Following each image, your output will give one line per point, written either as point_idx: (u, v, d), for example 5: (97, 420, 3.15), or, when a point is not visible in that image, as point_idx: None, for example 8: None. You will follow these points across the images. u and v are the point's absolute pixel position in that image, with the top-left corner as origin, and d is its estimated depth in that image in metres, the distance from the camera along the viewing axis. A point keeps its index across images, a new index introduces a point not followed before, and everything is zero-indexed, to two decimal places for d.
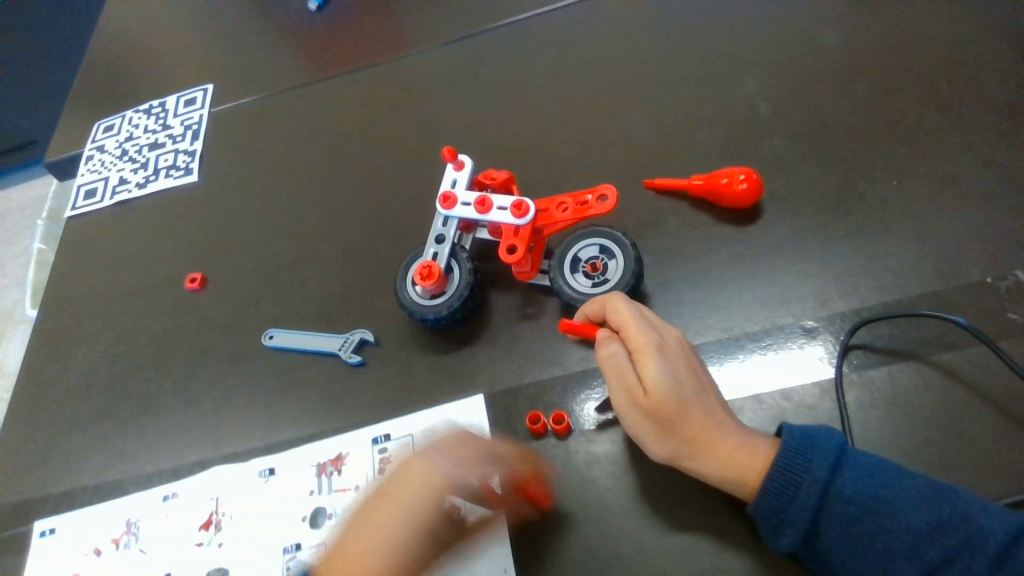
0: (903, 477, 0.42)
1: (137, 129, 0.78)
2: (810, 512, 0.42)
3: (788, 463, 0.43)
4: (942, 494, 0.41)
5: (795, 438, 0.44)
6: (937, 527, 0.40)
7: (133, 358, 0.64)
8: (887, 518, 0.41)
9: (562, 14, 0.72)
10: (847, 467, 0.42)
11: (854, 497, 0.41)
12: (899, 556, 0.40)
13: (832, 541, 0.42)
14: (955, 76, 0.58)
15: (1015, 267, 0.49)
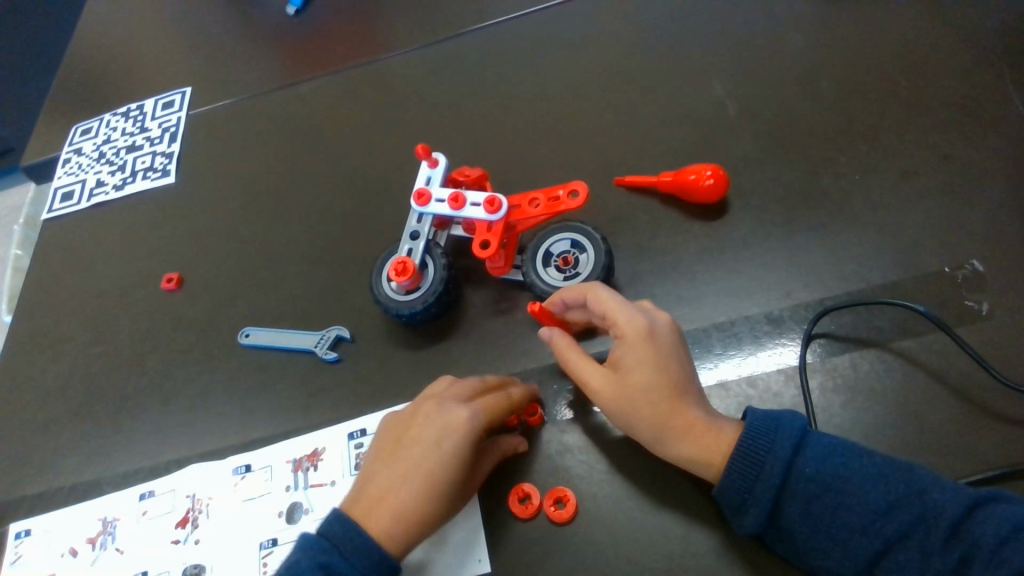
0: (863, 456, 0.42)
1: (115, 132, 0.84)
2: (773, 491, 0.42)
3: (752, 444, 0.43)
4: (901, 472, 0.41)
5: (759, 418, 0.44)
6: (897, 502, 0.40)
7: (113, 357, 0.66)
8: (848, 496, 0.41)
9: (538, 27, 0.78)
10: (810, 447, 0.43)
11: (816, 475, 0.42)
12: (860, 533, 0.40)
13: (793, 520, 0.42)
14: (900, 80, 0.63)
15: (970, 258, 0.53)
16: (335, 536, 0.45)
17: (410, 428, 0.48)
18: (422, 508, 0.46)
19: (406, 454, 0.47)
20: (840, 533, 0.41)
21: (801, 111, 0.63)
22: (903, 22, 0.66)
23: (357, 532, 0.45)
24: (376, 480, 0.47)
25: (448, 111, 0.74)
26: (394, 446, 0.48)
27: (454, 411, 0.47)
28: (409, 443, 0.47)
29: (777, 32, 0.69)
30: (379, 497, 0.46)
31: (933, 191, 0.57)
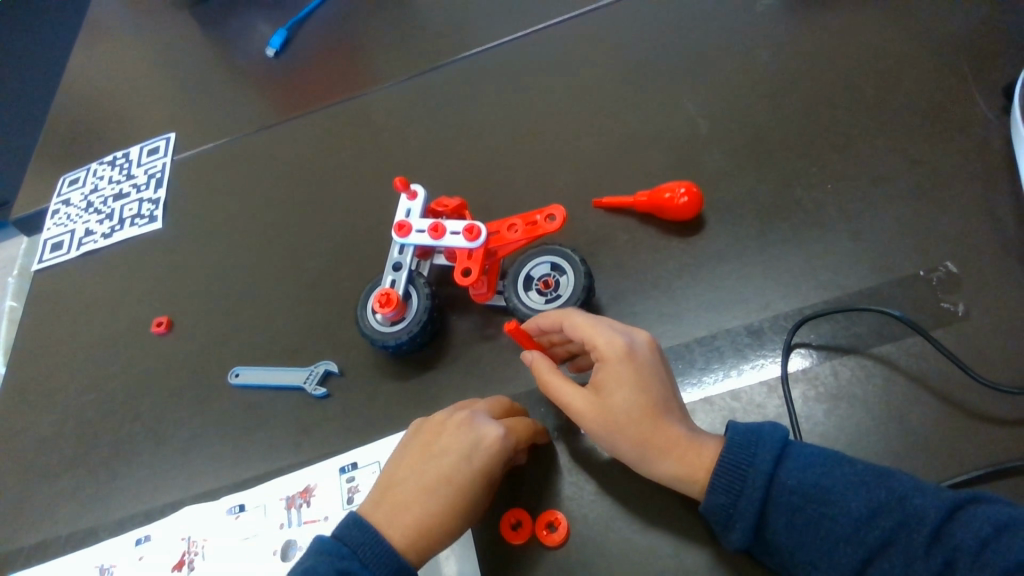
0: (847, 466, 0.42)
1: (102, 181, 0.85)
2: (756, 504, 0.42)
3: (732, 459, 0.43)
4: (885, 480, 0.40)
5: (739, 432, 0.44)
6: (878, 510, 0.39)
7: (105, 404, 0.67)
8: (830, 505, 0.40)
9: (513, 55, 0.79)
10: (792, 459, 0.43)
11: (797, 487, 0.41)
12: (844, 543, 0.40)
13: (780, 533, 0.42)
14: (868, 88, 0.64)
15: (944, 259, 0.54)
16: (354, 544, 0.43)
17: (437, 438, 0.47)
18: (445, 519, 0.44)
19: (434, 463, 0.46)
20: (825, 543, 0.40)
21: (772, 124, 0.64)
22: (866, 33, 0.67)
23: (381, 542, 0.42)
24: (401, 487, 0.45)
25: (427, 143, 0.75)
26: (420, 457, 0.47)
27: (485, 425, 0.47)
28: (439, 450, 0.46)
29: (744, 49, 0.71)
30: (403, 504, 0.44)
31: (905, 196, 0.57)
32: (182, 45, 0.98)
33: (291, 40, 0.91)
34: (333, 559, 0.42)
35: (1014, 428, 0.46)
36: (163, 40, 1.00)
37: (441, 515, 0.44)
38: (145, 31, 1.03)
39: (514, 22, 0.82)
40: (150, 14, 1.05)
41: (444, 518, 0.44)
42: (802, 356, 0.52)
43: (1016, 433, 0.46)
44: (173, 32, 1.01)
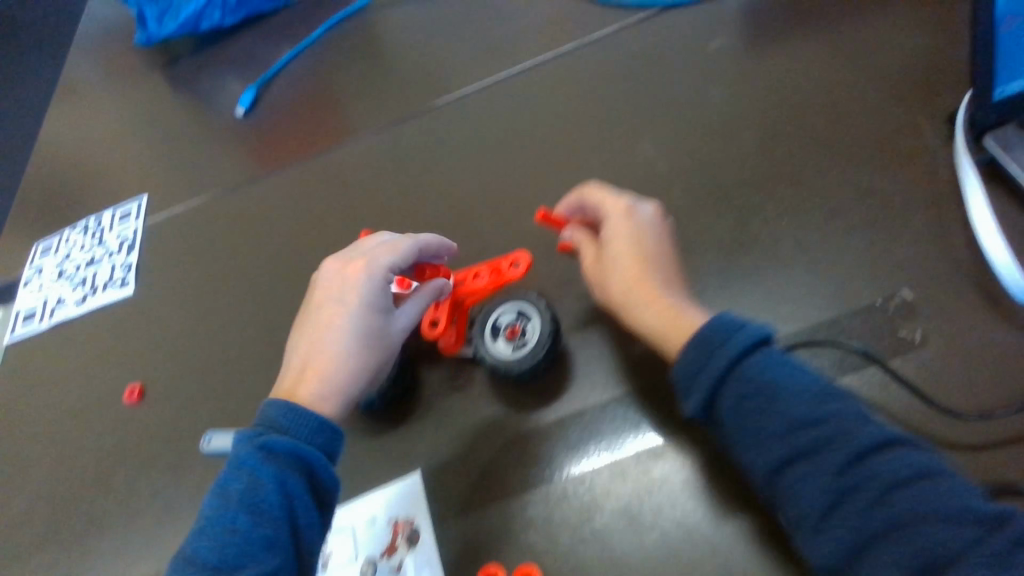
0: (830, 396, 0.44)
1: (75, 249, 0.85)
2: (716, 377, 0.46)
3: (707, 337, 0.48)
4: (866, 425, 0.43)
5: (725, 319, 0.48)
6: (854, 458, 0.41)
7: (81, 476, 0.67)
8: (810, 434, 0.43)
9: (476, 104, 0.81)
10: (766, 357, 0.46)
11: (753, 376, 0.45)
12: (817, 477, 0.41)
13: (726, 407, 0.46)
14: (820, 123, 0.65)
15: (901, 287, 0.54)
16: (271, 419, 0.53)
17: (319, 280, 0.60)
18: (338, 345, 0.55)
19: (323, 291, 0.58)
20: (800, 475, 0.42)
21: (728, 160, 0.65)
22: (817, 68, 0.69)
23: (292, 409, 0.53)
24: (299, 346, 0.57)
25: (394, 195, 0.76)
26: (316, 290, 0.60)
27: (358, 255, 0.59)
28: (324, 324, 0.57)
29: (701, 88, 0.72)
30: (305, 371, 0.56)
31: (859, 226, 0.58)
32: (151, 107, 0.99)
33: (260, 98, 0.92)
34: (253, 441, 0.52)
35: (977, 454, 0.47)
36: (131, 102, 1.01)
37: (337, 356, 0.55)
38: (114, 94, 1.03)
39: (476, 74, 0.83)
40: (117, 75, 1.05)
41: (342, 376, 0.55)
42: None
43: (978, 460, 0.46)
44: (140, 94, 1.01)
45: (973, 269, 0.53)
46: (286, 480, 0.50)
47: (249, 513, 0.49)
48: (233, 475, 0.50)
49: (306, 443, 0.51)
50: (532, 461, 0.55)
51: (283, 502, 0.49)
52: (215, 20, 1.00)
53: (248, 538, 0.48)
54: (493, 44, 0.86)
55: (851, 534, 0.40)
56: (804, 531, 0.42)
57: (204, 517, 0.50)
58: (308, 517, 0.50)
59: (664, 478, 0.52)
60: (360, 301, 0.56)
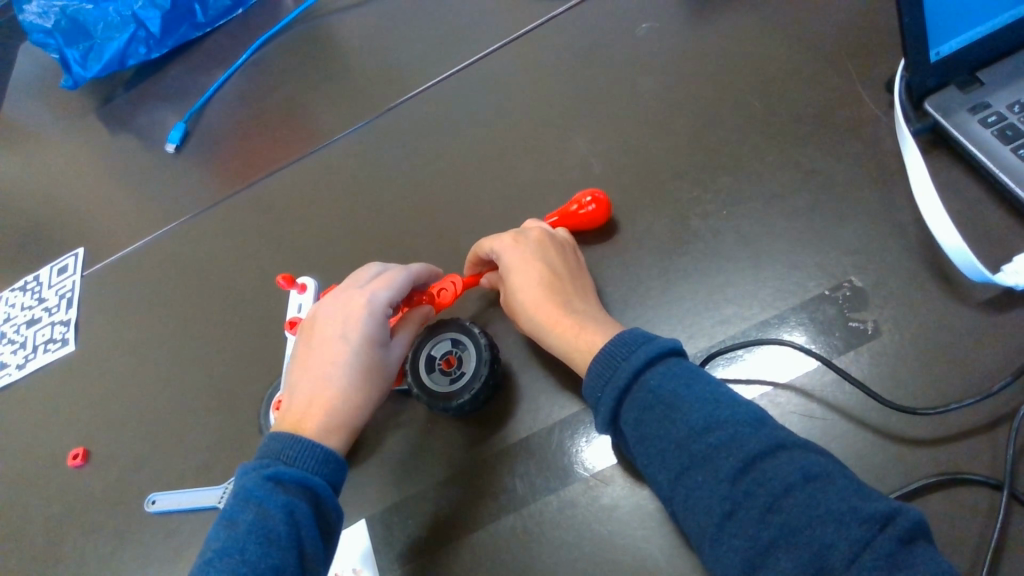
0: (728, 402, 0.43)
1: (15, 308, 0.81)
2: (618, 390, 0.45)
3: (612, 350, 0.47)
4: (764, 428, 0.41)
5: (632, 335, 0.47)
6: (745, 463, 0.40)
7: (33, 551, 0.64)
8: (703, 443, 0.41)
9: (407, 112, 0.77)
10: (668, 368, 0.45)
11: (656, 388, 0.44)
12: (710, 486, 0.40)
13: (630, 421, 0.45)
14: (758, 104, 0.63)
15: (848, 273, 0.52)
16: (275, 451, 0.49)
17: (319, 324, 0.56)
18: (342, 379, 0.53)
19: (323, 332, 0.56)
20: (693, 485, 0.41)
21: (665, 154, 0.62)
22: (750, 46, 0.66)
23: (296, 437, 0.49)
24: (299, 383, 0.54)
25: (329, 221, 0.73)
26: (313, 332, 0.56)
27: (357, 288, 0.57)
28: (327, 356, 0.54)
29: (633, 77, 0.69)
30: (309, 406, 0.53)
31: (802, 213, 0.56)
32: (73, 139, 0.93)
33: (191, 132, 0.86)
34: (259, 470, 0.47)
35: (937, 449, 0.45)
36: (54, 136, 0.95)
37: (341, 391, 0.53)
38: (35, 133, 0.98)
39: (407, 80, 0.80)
40: (31, 111, 0.99)
41: (346, 409, 0.52)
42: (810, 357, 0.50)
43: (939, 454, 0.45)
44: (62, 127, 0.95)
45: (921, 249, 0.52)
46: (296, 509, 0.45)
47: (258, 542, 0.44)
48: (239, 506, 0.46)
49: (314, 474, 0.48)
50: (483, 493, 0.53)
51: (292, 529, 0.45)
52: (141, 55, 0.93)
53: (257, 566, 0.43)
54: (420, 48, 0.81)
55: (745, 543, 0.38)
56: (702, 543, 0.40)
57: (209, 551, 0.45)
58: (315, 546, 0.45)
59: (614, 504, 0.50)
60: (360, 334, 0.54)
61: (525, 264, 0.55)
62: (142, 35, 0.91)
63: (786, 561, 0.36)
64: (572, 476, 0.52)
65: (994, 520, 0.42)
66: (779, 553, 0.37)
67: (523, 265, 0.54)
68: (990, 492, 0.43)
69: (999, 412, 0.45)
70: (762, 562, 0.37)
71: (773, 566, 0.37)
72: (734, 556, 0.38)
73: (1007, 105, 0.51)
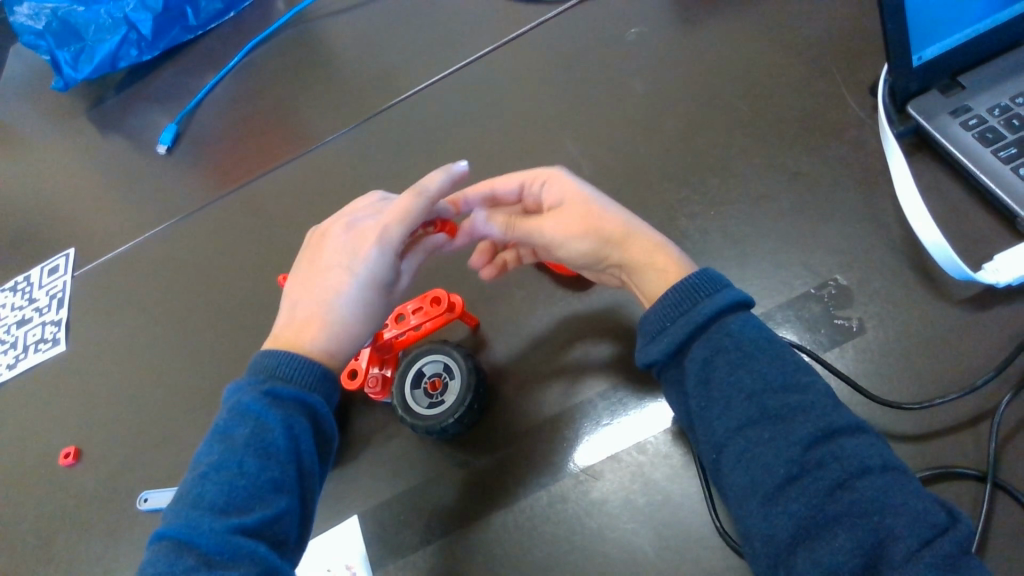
0: (807, 373, 0.43)
1: (5, 308, 0.81)
2: (694, 323, 0.46)
3: (695, 283, 0.47)
4: (839, 408, 0.42)
5: (713, 273, 0.48)
6: (824, 433, 0.40)
7: (23, 549, 0.64)
8: (779, 400, 0.42)
9: (399, 114, 0.78)
10: (749, 319, 0.46)
11: (737, 332, 0.45)
12: (780, 445, 0.40)
13: (697, 358, 0.45)
14: (744, 106, 0.64)
15: (833, 272, 0.53)
16: (268, 368, 0.49)
17: (323, 248, 0.56)
18: (347, 298, 0.53)
19: (329, 254, 0.55)
20: (758, 440, 0.41)
21: (654, 156, 0.64)
22: (738, 50, 0.67)
23: (290, 356, 0.50)
24: (302, 296, 0.54)
25: (321, 220, 0.73)
26: (308, 258, 0.57)
27: (364, 217, 0.57)
28: (326, 268, 0.54)
29: (622, 80, 0.70)
30: (307, 322, 0.53)
31: (787, 212, 0.57)
32: (65, 141, 0.93)
33: (183, 133, 0.87)
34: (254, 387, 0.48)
35: (921, 445, 0.46)
36: (46, 138, 0.95)
37: (340, 313, 0.53)
38: (19, 132, 0.97)
39: (399, 82, 0.80)
40: (22, 113, 0.99)
41: (344, 336, 0.53)
42: (797, 355, 0.51)
43: (920, 449, 0.46)
44: (54, 128, 0.95)
45: (903, 248, 0.53)
46: (295, 424, 0.47)
47: (257, 455, 0.44)
48: (236, 421, 0.46)
49: (310, 393, 0.49)
50: (474, 489, 0.53)
51: (292, 445, 0.46)
52: (133, 57, 0.94)
53: (259, 479, 0.44)
54: (413, 49, 0.82)
55: (803, 512, 0.38)
56: (749, 497, 0.40)
57: (203, 467, 0.45)
58: (312, 467, 0.47)
59: (604, 498, 0.51)
60: (368, 271, 0.54)
61: (573, 217, 0.54)
62: (134, 37, 0.92)
63: (845, 537, 0.37)
64: (562, 472, 0.53)
65: (977, 513, 0.43)
66: (839, 528, 0.37)
67: (584, 217, 0.54)
68: (970, 483, 0.44)
69: (982, 407, 0.46)
70: (815, 534, 0.38)
71: (829, 539, 0.37)
72: (787, 518, 0.38)
73: (987, 109, 0.52)
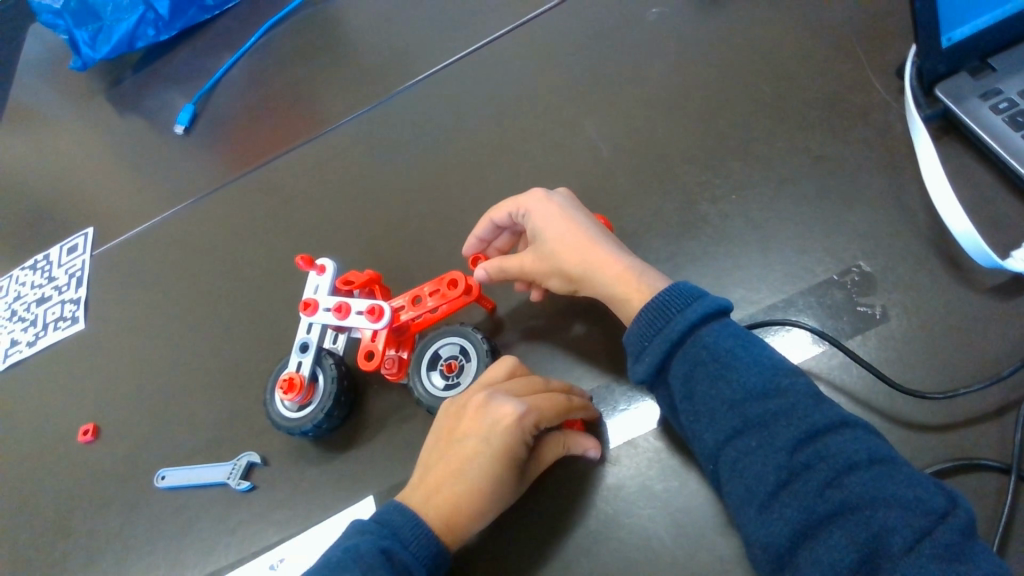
0: (787, 371, 0.42)
1: (25, 287, 0.82)
2: (669, 343, 0.45)
3: (666, 300, 0.46)
4: (823, 403, 0.41)
5: (684, 286, 0.46)
6: (808, 435, 0.40)
7: (43, 525, 0.65)
8: (761, 406, 0.41)
9: (416, 94, 0.77)
10: (723, 327, 0.44)
11: (710, 344, 0.44)
12: (765, 453, 0.40)
13: (678, 375, 0.45)
14: (767, 88, 0.63)
15: (856, 258, 0.53)
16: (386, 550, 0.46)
17: (461, 418, 0.48)
18: (474, 482, 0.47)
19: (466, 426, 0.48)
20: (746, 449, 0.41)
21: (675, 139, 0.63)
22: (761, 32, 0.66)
23: (407, 517, 0.45)
24: (437, 467, 0.48)
25: (338, 201, 0.73)
26: (452, 423, 0.49)
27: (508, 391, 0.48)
28: (460, 440, 0.48)
29: (642, 61, 0.69)
30: (437, 494, 0.47)
31: (810, 197, 0.56)
32: (83, 120, 0.93)
33: (200, 112, 0.86)
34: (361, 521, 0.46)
35: (944, 434, 0.45)
36: (65, 117, 0.95)
37: (475, 510, 0.47)
38: (38, 111, 0.97)
39: (417, 62, 0.80)
40: (41, 92, 0.99)
41: (479, 476, 0.47)
42: (819, 341, 0.50)
43: (944, 438, 0.45)
44: (73, 107, 0.95)
45: (929, 235, 0.52)
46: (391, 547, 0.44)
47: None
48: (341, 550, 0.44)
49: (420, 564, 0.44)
50: None
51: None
52: (150, 37, 0.93)
53: None
54: (431, 28, 0.81)
55: (796, 513, 0.38)
56: (746, 508, 0.40)
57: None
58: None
59: (621, 483, 0.51)
60: (505, 449, 0.47)
61: (556, 237, 0.54)
62: (152, 16, 0.91)
63: (839, 536, 0.36)
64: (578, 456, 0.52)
65: (1002, 504, 0.43)
66: (833, 527, 0.37)
67: (569, 240, 0.53)
68: (994, 475, 0.43)
69: (1007, 397, 0.45)
70: (812, 534, 0.37)
71: (825, 539, 0.37)
72: (783, 523, 0.38)
73: (1018, 92, 0.51)
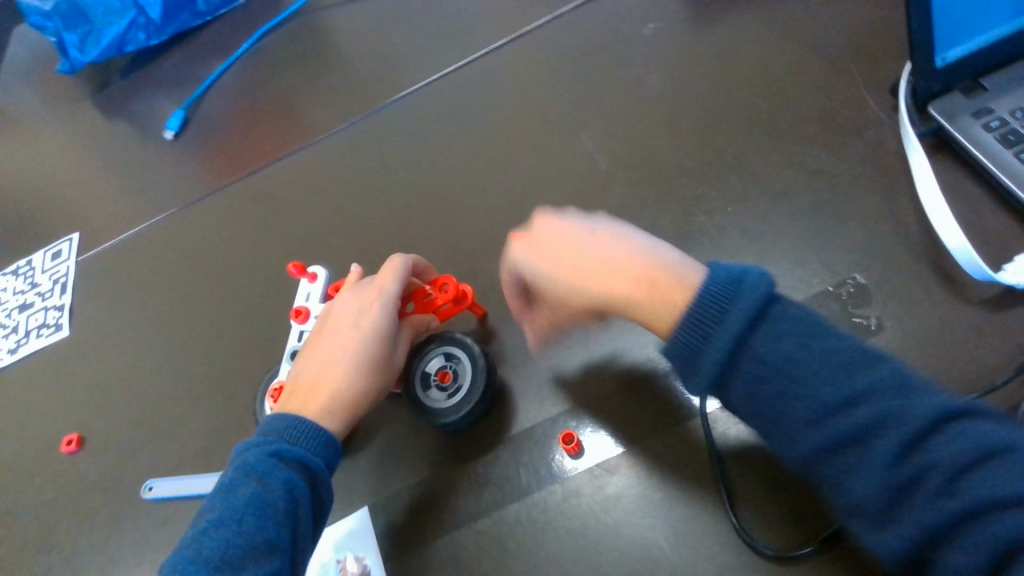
0: (864, 367, 0.40)
1: (6, 293, 0.80)
2: (724, 353, 0.42)
3: (711, 306, 0.43)
4: (913, 394, 0.39)
5: (732, 284, 0.43)
6: (908, 440, 0.37)
7: (24, 537, 0.63)
8: (851, 415, 0.39)
9: (409, 104, 0.77)
10: (777, 326, 0.42)
11: (768, 351, 0.41)
12: (869, 467, 0.38)
13: (739, 385, 0.42)
14: (760, 104, 0.64)
15: (852, 272, 0.53)
16: (275, 431, 0.49)
17: (328, 320, 0.56)
18: (339, 369, 0.53)
19: (334, 320, 0.55)
20: (846, 463, 0.39)
21: (671, 152, 0.63)
22: (756, 49, 0.67)
23: (300, 423, 0.50)
24: (305, 367, 0.54)
25: (331, 209, 0.73)
26: (320, 328, 0.57)
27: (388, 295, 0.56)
28: (327, 338, 0.55)
29: (636, 76, 0.69)
30: (314, 388, 0.53)
31: (806, 211, 0.57)
32: (70, 125, 0.92)
33: (190, 119, 0.86)
34: (261, 446, 0.48)
35: None
36: (50, 122, 0.94)
37: (343, 376, 0.52)
38: (22, 116, 0.96)
39: (409, 74, 0.80)
40: (25, 97, 0.98)
41: (341, 378, 0.52)
42: None
43: None
44: (58, 112, 0.94)
45: (923, 249, 0.53)
46: (297, 486, 0.47)
47: (256, 513, 0.45)
48: (240, 478, 0.47)
49: (315, 455, 0.49)
50: (488, 481, 0.53)
51: (292, 506, 0.46)
52: (140, 42, 0.93)
53: (255, 537, 0.44)
54: (424, 40, 0.82)
55: (919, 527, 0.36)
56: (858, 519, 0.39)
57: (204, 520, 0.46)
58: (307, 510, 0.47)
59: (619, 493, 0.51)
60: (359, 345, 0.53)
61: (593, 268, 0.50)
62: (142, 21, 0.91)
63: (967, 542, 0.35)
64: (576, 466, 0.52)
65: None
66: (960, 533, 0.36)
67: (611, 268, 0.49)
68: None
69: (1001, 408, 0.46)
70: (937, 542, 0.36)
71: (955, 544, 0.36)
72: (905, 535, 0.37)
73: (1008, 110, 0.52)
